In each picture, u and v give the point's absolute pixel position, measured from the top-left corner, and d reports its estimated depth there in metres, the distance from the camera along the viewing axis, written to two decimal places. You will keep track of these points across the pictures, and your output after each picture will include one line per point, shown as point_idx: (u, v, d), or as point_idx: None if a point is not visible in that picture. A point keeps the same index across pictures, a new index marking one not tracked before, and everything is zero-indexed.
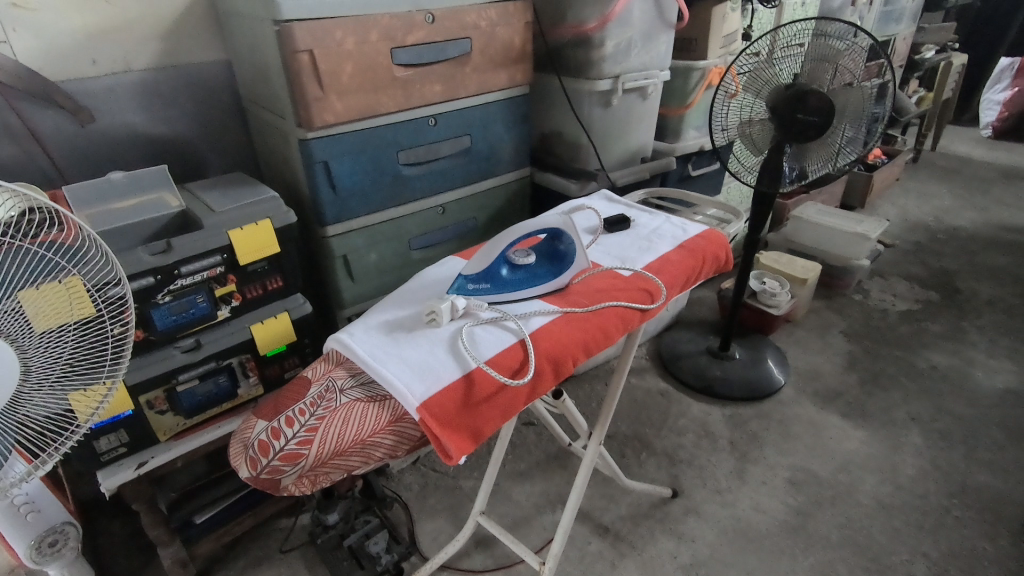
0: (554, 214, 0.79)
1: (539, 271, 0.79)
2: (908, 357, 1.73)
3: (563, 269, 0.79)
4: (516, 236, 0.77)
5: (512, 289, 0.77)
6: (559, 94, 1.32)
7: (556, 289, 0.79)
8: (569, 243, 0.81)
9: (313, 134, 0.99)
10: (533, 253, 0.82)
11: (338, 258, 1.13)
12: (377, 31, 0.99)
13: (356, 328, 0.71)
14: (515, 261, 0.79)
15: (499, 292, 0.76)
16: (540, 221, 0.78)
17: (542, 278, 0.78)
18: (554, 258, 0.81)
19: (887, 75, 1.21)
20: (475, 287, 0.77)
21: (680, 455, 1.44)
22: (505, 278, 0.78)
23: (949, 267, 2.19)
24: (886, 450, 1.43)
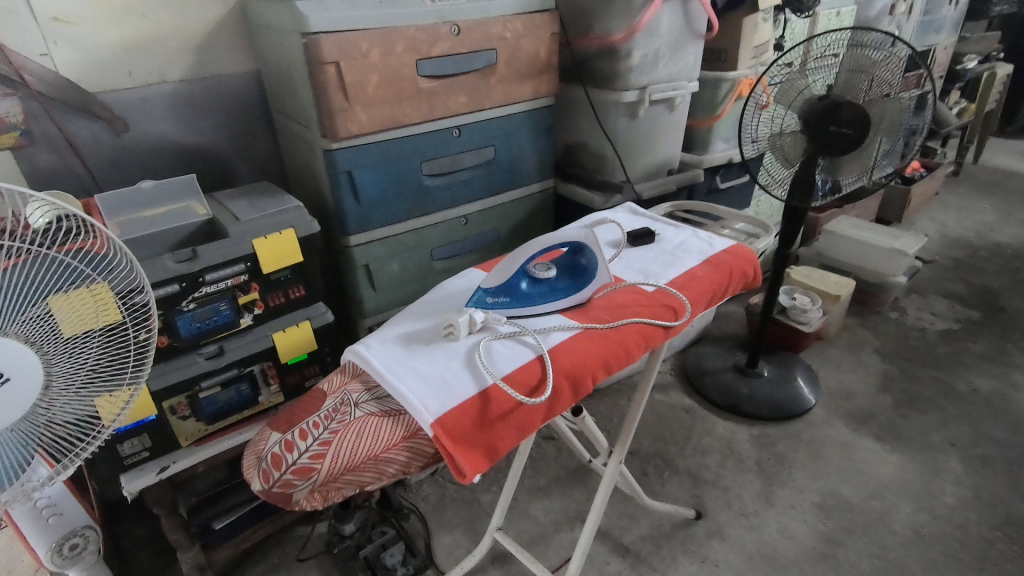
0: (577, 227, 0.78)
1: (560, 285, 0.78)
2: (948, 379, 1.65)
3: (584, 283, 0.77)
4: (536, 249, 0.75)
5: (532, 303, 0.75)
6: (584, 105, 1.31)
7: (577, 304, 0.77)
8: (591, 257, 0.79)
9: (337, 144, 1.00)
10: (554, 266, 0.81)
11: (360, 268, 1.14)
12: (403, 42, 0.99)
13: (372, 340, 0.70)
14: (536, 274, 0.78)
15: (519, 306, 0.75)
16: (560, 235, 0.77)
17: (563, 293, 0.77)
18: (576, 272, 0.79)
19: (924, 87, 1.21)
20: (494, 300, 0.75)
21: (704, 475, 1.40)
22: (525, 292, 0.76)
23: (992, 285, 2.10)
24: (923, 477, 1.36)
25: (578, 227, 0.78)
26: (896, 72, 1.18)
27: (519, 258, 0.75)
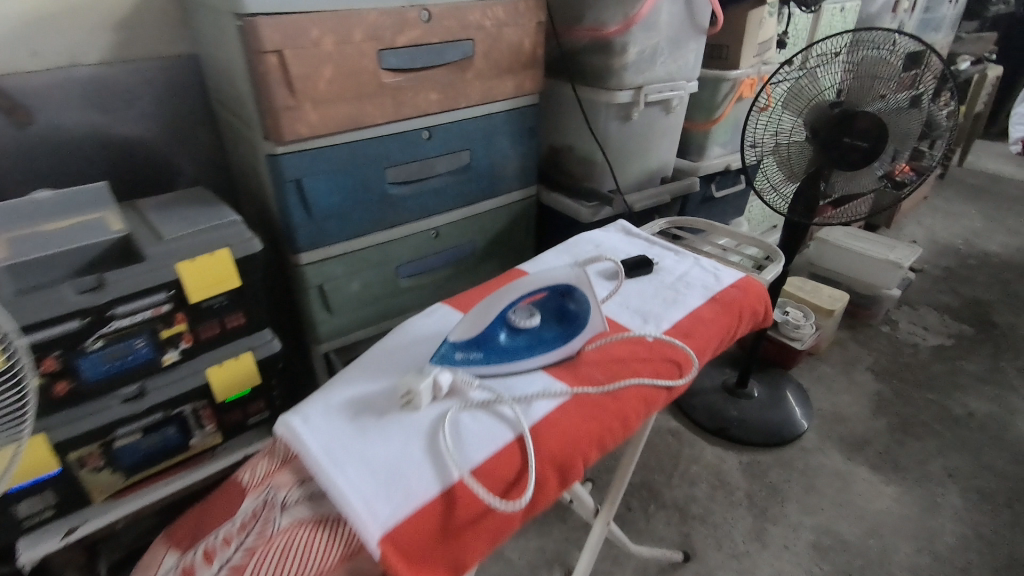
0: (565, 266, 0.65)
1: (544, 335, 0.65)
2: (943, 401, 1.58)
3: (573, 334, 0.65)
4: (516, 294, 0.62)
5: (509, 360, 0.62)
6: (572, 105, 1.17)
7: (564, 358, 0.65)
8: (581, 300, 0.66)
9: (283, 148, 0.84)
10: (538, 310, 0.67)
11: (313, 289, 0.98)
12: (362, 29, 0.83)
13: (311, 409, 0.57)
14: (514, 320, 0.65)
15: (495, 363, 0.62)
16: (544, 275, 0.64)
17: (548, 345, 0.64)
18: (563, 317, 0.66)
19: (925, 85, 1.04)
20: (464, 356, 0.62)
21: (692, 510, 1.30)
22: (500, 344, 0.63)
23: (982, 296, 2.04)
24: (922, 512, 1.29)
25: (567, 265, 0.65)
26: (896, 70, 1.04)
27: (495, 305, 0.62)
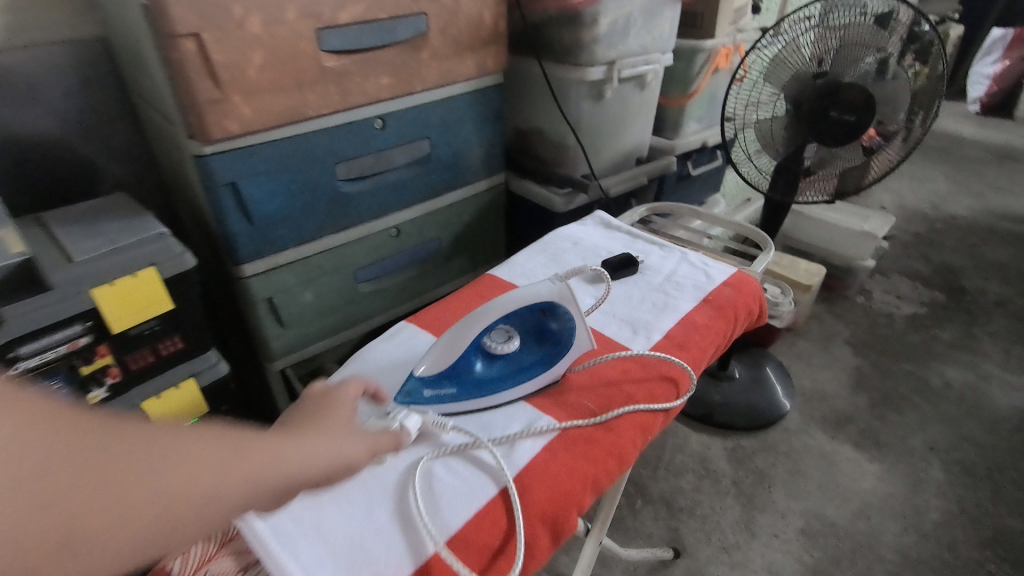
0: (542, 280, 0.57)
1: (525, 360, 0.58)
2: (921, 372, 1.58)
3: (557, 357, 0.57)
4: (487, 318, 0.55)
5: (484, 393, 0.55)
6: (539, 83, 1.07)
7: (548, 384, 0.57)
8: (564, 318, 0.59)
9: (212, 148, 0.73)
10: (516, 331, 0.60)
11: (262, 303, 0.88)
12: (296, 6, 0.71)
13: None
14: (488, 345, 0.58)
15: (469, 397, 0.55)
16: (519, 293, 0.56)
17: (530, 372, 0.57)
18: (545, 336, 0.59)
19: (886, 49, 0.99)
20: (434, 394, 0.55)
21: (679, 502, 1.26)
22: (475, 375, 0.56)
23: (951, 261, 2.05)
24: (906, 489, 1.28)
25: (545, 277, 0.57)
26: (864, 33, 0.99)
27: (466, 333, 0.55)
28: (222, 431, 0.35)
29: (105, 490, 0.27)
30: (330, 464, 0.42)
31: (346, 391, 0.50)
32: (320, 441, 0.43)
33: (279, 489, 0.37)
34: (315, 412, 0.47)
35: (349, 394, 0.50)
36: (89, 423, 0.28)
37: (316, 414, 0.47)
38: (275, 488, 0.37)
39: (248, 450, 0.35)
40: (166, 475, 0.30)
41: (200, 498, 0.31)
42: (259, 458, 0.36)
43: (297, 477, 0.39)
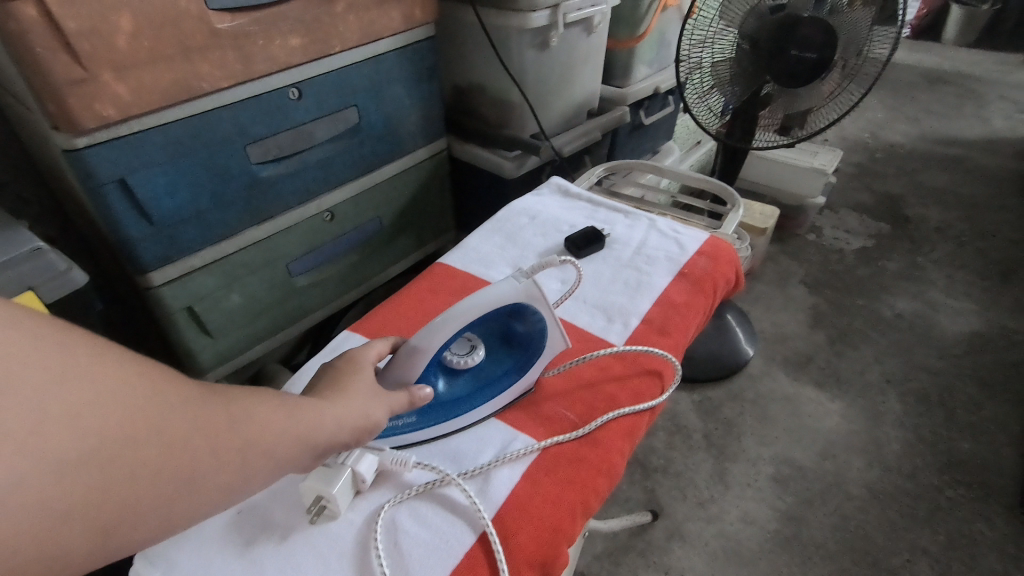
0: (505, 278, 0.49)
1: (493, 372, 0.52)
2: (873, 306, 1.61)
3: (528, 367, 0.52)
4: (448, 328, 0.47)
5: (452, 415, 0.49)
6: (475, 32, 0.95)
7: (522, 394, 0.52)
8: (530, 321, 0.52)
9: (84, 140, 0.60)
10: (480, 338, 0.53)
11: (180, 313, 0.76)
12: None
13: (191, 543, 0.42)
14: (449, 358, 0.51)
15: (434, 423, 0.49)
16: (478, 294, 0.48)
17: (500, 387, 0.51)
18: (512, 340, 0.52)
19: None
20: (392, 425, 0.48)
21: (652, 462, 1.25)
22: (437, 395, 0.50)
23: (894, 190, 2.08)
24: (867, 424, 1.31)
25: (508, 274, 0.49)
26: None
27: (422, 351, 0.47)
28: (280, 391, 0.38)
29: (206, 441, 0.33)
30: (371, 424, 0.42)
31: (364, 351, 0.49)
32: (359, 400, 0.42)
33: (335, 441, 0.40)
34: (344, 376, 0.45)
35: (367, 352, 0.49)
36: (185, 381, 0.33)
37: (338, 368, 0.45)
38: (327, 444, 0.40)
39: (304, 412, 0.39)
40: (243, 431, 0.35)
41: (272, 446, 0.36)
42: (314, 417, 0.39)
43: (354, 432, 0.41)
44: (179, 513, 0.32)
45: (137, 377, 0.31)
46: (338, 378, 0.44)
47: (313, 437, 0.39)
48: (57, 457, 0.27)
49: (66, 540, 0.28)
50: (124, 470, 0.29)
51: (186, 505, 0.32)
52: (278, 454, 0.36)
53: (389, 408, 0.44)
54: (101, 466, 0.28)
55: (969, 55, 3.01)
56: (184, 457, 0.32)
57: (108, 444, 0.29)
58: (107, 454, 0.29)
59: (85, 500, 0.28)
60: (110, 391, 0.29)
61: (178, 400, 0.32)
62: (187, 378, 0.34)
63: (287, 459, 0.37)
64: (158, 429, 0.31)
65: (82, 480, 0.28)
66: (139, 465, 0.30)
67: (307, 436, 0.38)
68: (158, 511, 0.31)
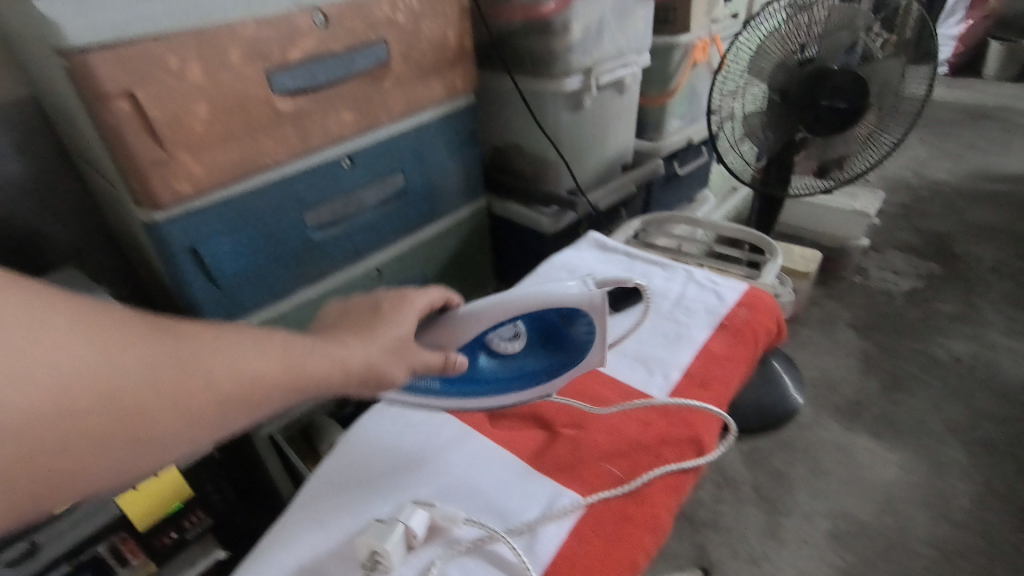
0: (570, 287, 0.51)
1: (527, 366, 0.56)
2: (927, 350, 1.55)
3: (561, 372, 0.55)
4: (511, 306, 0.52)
5: (470, 393, 0.56)
6: (513, 98, 1.01)
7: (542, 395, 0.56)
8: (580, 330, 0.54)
9: (162, 215, 0.66)
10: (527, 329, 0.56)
11: None
12: (239, 48, 0.64)
13: None
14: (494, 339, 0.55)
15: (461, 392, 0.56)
16: (545, 290, 0.51)
17: (528, 383, 0.56)
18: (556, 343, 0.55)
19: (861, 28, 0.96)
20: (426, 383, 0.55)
21: (700, 516, 1.21)
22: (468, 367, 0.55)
23: (941, 229, 2.02)
24: (930, 476, 1.25)
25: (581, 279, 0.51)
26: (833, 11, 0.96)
27: (472, 325, 0.52)
28: (260, 338, 0.41)
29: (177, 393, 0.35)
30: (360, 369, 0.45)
31: (415, 300, 0.52)
32: (357, 352, 0.46)
33: (316, 385, 0.43)
34: (360, 327, 0.48)
35: (418, 302, 0.52)
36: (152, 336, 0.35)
37: (372, 321, 0.49)
38: (309, 387, 0.42)
39: (285, 358, 0.41)
40: (216, 382, 0.37)
41: (249, 390, 0.39)
42: (295, 364, 0.41)
43: (343, 378, 0.44)
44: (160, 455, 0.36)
45: (108, 331, 0.33)
46: (342, 330, 0.47)
47: (300, 383, 0.41)
48: (31, 412, 0.29)
49: (51, 478, 0.31)
50: (95, 421, 0.32)
51: (168, 446, 0.36)
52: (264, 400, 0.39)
53: (409, 368, 0.49)
54: (76, 417, 0.31)
55: (1011, 90, 2.95)
56: (156, 407, 0.34)
57: (78, 397, 0.31)
58: (93, 406, 0.32)
59: (73, 445, 0.31)
60: (78, 349, 0.31)
61: (147, 354, 0.34)
62: (155, 333, 0.36)
63: (264, 403, 0.40)
64: (127, 384, 0.33)
65: (61, 426, 0.31)
66: (112, 415, 0.33)
67: (295, 382, 0.41)
68: (142, 452, 0.35)
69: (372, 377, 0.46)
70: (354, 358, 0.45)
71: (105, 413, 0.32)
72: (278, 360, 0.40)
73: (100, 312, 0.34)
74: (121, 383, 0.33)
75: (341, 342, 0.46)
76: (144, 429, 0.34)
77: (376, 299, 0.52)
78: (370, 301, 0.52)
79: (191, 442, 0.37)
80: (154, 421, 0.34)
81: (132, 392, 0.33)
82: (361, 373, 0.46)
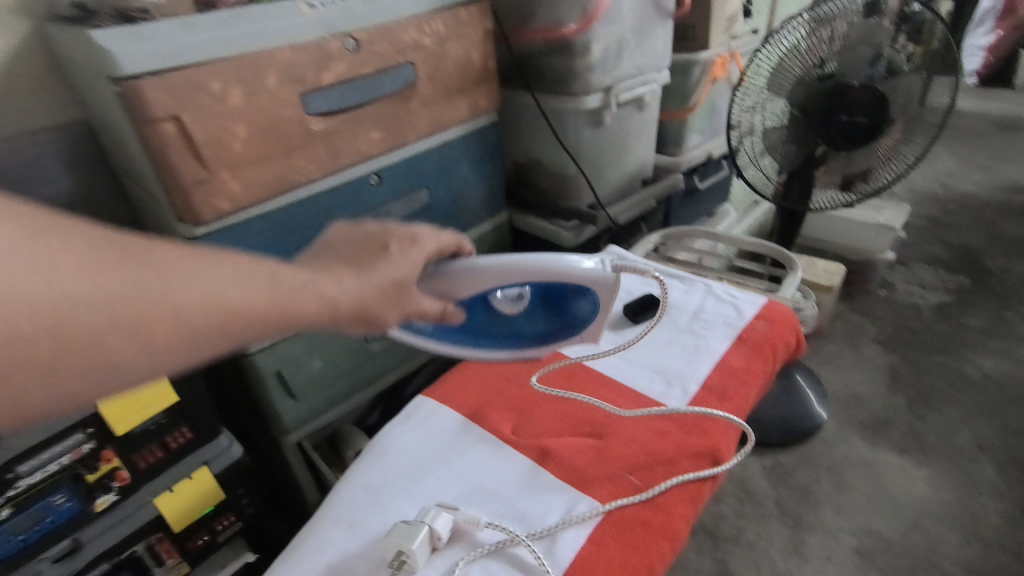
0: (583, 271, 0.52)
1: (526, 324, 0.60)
2: (957, 365, 1.52)
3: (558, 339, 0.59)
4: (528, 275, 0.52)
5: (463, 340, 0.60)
6: (534, 115, 1.03)
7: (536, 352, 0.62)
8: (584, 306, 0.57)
9: (203, 230, 0.70)
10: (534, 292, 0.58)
11: (270, 377, 0.84)
12: (276, 73, 0.68)
13: None
14: (500, 301, 0.56)
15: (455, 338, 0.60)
16: (560, 267, 0.52)
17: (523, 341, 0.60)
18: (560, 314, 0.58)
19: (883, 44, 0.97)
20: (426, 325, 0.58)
21: (722, 531, 1.20)
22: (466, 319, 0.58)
23: (971, 242, 1.99)
24: (960, 494, 1.22)
25: (600, 260, 0.53)
26: (855, 27, 0.96)
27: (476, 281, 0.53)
28: (236, 264, 0.40)
29: (149, 315, 0.35)
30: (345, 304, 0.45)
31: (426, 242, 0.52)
32: (342, 286, 0.45)
33: (297, 315, 0.42)
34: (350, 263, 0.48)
35: (428, 246, 0.52)
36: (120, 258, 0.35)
37: (367, 255, 0.49)
38: (290, 318, 0.42)
39: (261, 285, 0.40)
40: (189, 307, 0.36)
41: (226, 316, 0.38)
42: (273, 292, 0.40)
43: (330, 313, 0.44)
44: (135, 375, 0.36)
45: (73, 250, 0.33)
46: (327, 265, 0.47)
47: (286, 315, 0.41)
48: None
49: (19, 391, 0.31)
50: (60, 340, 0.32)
51: (142, 367, 0.36)
52: (248, 328, 0.39)
53: (400, 317, 0.50)
54: (38, 333, 0.31)
55: None
56: (126, 328, 0.34)
57: (41, 313, 0.31)
58: (58, 324, 0.31)
59: (51, 357, 0.32)
60: (41, 266, 0.31)
61: (114, 275, 0.34)
62: (123, 254, 0.35)
63: (241, 330, 0.39)
64: (92, 304, 0.33)
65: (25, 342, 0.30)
66: (79, 333, 0.32)
67: (281, 313, 0.41)
68: (115, 372, 0.35)
69: (364, 316, 0.46)
70: (344, 295, 0.45)
71: (71, 332, 0.32)
72: (265, 289, 0.40)
73: (65, 231, 0.33)
74: (99, 299, 0.33)
75: (334, 278, 0.46)
76: (124, 348, 0.34)
77: (383, 233, 0.50)
78: (378, 234, 0.51)
79: (170, 363, 0.37)
80: (134, 341, 0.35)
81: (109, 309, 0.33)
82: (351, 311, 0.45)
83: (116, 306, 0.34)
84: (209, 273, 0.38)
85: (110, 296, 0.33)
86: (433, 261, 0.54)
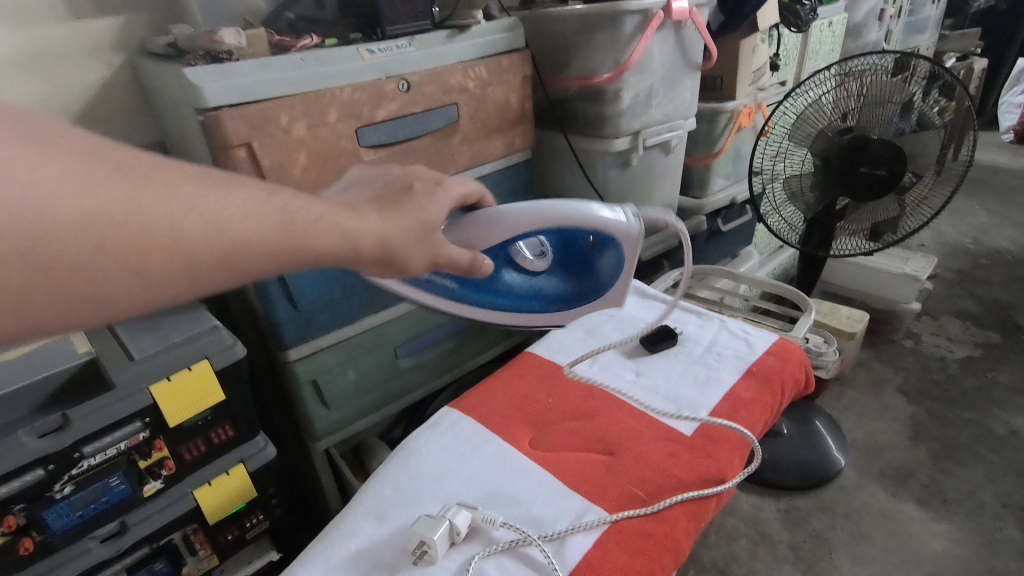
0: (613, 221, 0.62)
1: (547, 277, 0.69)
2: (982, 420, 1.50)
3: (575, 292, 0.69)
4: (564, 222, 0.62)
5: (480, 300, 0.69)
6: (566, 154, 1.10)
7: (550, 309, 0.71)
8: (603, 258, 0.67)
9: None
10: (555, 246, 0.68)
11: (307, 385, 0.90)
12: (336, 108, 0.76)
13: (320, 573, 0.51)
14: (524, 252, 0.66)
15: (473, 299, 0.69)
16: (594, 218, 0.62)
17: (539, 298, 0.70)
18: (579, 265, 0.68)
19: (907, 103, 1.01)
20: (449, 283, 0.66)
21: (734, 570, 1.21)
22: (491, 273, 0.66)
23: (1002, 298, 1.97)
24: (981, 551, 1.20)
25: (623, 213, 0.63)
26: (881, 85, 1.00)
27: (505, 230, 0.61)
28: (248, 191, 0.41)
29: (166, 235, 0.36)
30: (357, 241, 0.48)
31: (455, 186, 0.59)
32: (359, 222, 0.49)
33: (306, 249, 0.44)
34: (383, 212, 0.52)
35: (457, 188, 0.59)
36: (136, 178, 0.36)
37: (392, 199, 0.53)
38: (299, 249, 0.43)
39: (271, 214, 0.42)
40: (205, 228, 0.38)
41: (240, 243, 0.40)
42: (281, 221, 0.42)
43: (342, 250, 0.47)
44: (155, 297, 0.38)
45: (90, 169, 0.34)
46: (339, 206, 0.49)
47: (298, 248, 0.43)
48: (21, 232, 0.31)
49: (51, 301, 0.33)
50: (82, 250, 0.33)
51: (163, 288, 0.37)
52: (254, 257, 0.41)
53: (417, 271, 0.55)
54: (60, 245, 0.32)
55: None
56: (145, 246, 0.36)
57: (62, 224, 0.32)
58: (81, 237, 0.33)
59: (77, 270, 0.34)
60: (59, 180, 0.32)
61: (131, 193, 0.35)
62: (137, 175, 0.36)
63: (253, 257, 0.41)
64: (112, 217, 0.34)
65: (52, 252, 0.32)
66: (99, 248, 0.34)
67: (293, 243, 0.43)
68: (138, 290, 0.36)
69: (384, 253, 0.51)
70: (359, 231, 0.48)
71: (94, 247, 0.34)
72: (277, 221, 0.42)
73: (80, 153, 0.34)
74: (123, 215, 0.35)
75: (356, 214, 0.49)
76: (133, 261, 0.35)
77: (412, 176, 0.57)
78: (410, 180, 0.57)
79: (189, 286, 0.39)
80: (142, 256, 0.36)
81: (119, 225, 0.34)
82: (363, 251, 0.49)
83: (125, 216, 0.35)
84: (218, 199, 0.39)
85: (121, 214, 0.34)
86: (458, 207, 0.60)
